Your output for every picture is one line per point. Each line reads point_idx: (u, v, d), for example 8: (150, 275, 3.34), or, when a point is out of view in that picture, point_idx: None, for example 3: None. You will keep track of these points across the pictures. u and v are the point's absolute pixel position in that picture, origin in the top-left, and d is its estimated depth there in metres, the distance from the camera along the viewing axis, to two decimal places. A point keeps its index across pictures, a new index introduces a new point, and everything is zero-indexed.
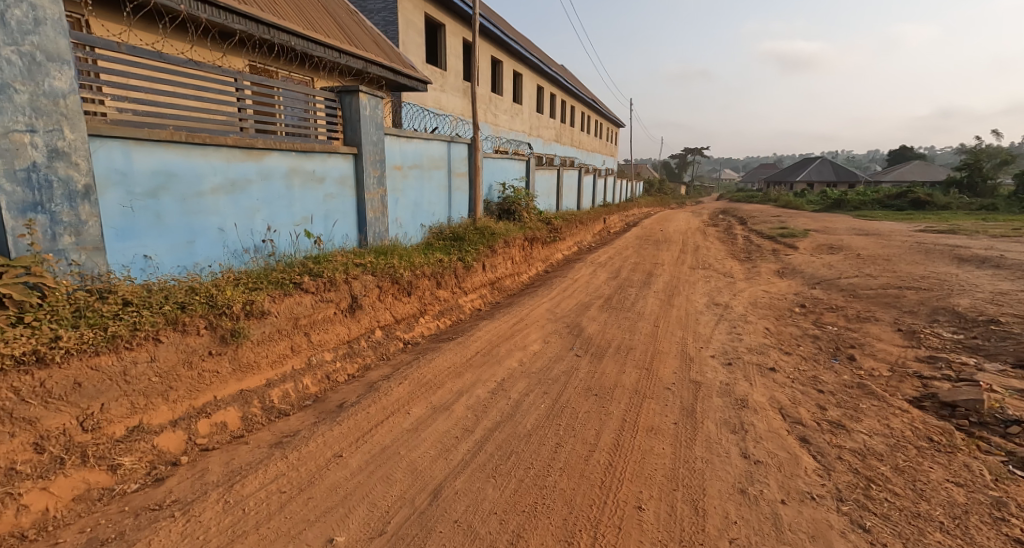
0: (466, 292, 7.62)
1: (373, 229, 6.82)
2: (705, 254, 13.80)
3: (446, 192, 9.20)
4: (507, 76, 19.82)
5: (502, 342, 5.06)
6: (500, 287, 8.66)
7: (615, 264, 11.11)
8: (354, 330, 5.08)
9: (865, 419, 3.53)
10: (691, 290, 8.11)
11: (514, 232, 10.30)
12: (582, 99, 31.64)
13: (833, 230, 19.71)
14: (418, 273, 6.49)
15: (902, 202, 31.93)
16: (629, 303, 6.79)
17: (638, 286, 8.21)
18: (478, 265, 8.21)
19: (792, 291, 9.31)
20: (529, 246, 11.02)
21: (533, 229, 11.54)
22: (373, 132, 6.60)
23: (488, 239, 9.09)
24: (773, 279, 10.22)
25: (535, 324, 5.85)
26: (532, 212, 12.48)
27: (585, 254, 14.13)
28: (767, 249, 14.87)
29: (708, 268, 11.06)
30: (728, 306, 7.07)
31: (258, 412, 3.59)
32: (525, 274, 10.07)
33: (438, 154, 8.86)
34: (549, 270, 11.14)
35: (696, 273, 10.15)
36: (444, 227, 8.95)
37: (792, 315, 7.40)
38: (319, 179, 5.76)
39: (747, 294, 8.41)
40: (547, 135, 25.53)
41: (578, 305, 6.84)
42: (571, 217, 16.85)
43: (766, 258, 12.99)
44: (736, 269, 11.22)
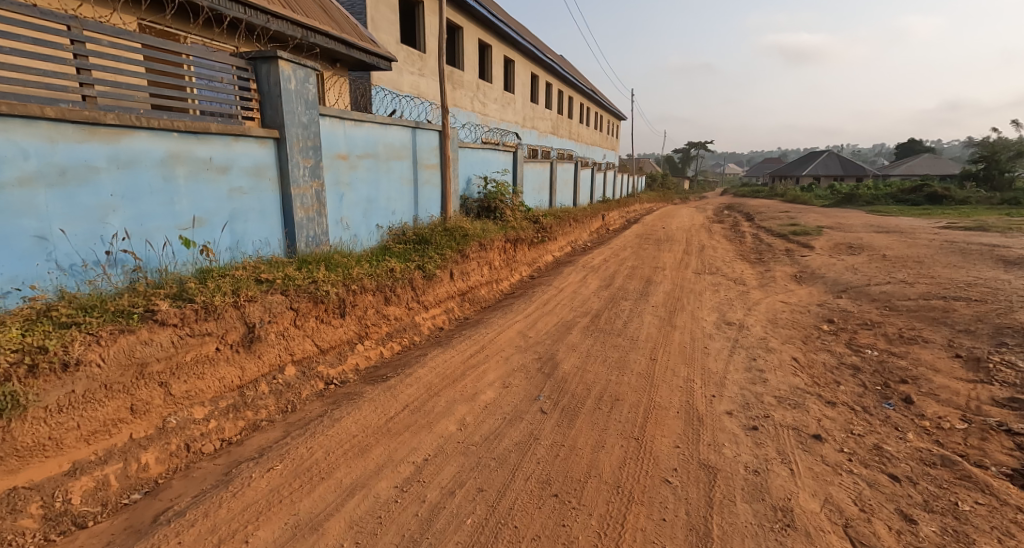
0: (426, 308, 6.39)
1: (305, 233, 5.53)
2: (711, 255, 12.51)
3: (409, 188, 7.93)
4: (496, 63, 18.47)
5: (447, 387, 3.82)
6: (470, 299, 7.42)
7: (611, 269, 9.85)
8: (250, 372, 3.82)
9: (980, 540, 2.24)
10: (696, 303, 6.83)
11: (493, 233, 9.04)
12: (580, 89, 30.28)
13: (848, 227, 18.35)
14: (357, 288, 5.24)
15: (917, 197, 30.47)
16: (620, 324, 5.54)
17: (634, 299, 6.95)
18: (442, 273, 6.96)
19: (814, 302, 8.04)
20: (511, 249, 9.75)
21: (516, 229, 10.28)
22: (301, 111, 5.32)
23: (458, 242, 7.84)
24: (790, 287, 8.95)
25: (499, 356, 4.59)
26: (517, 210, 11.22)
27: (579, 255, 12.88)
28: (780, 249, 13.56)
29: (716, 273, 9.77)
30: (742, 325, 5.81)
31: (30, 527, 2.33)
32: (504, 281, 8.81)
33: (400, 142, 7.57)
34: (534, 276, 9.90)
35: (703, 279, 8.87)
36: (407, 230, 7.67)
37: (820, 335, 6.12)
38: (218, 169, 4.48)
39: (763, 307, 7.13)
40: (542, 128, 24.19)
41: (559, 326, 5.59)
42: (564, 214, 15.58)
43: (779, 260, 11.70)
44: (747, 274, 9.92)
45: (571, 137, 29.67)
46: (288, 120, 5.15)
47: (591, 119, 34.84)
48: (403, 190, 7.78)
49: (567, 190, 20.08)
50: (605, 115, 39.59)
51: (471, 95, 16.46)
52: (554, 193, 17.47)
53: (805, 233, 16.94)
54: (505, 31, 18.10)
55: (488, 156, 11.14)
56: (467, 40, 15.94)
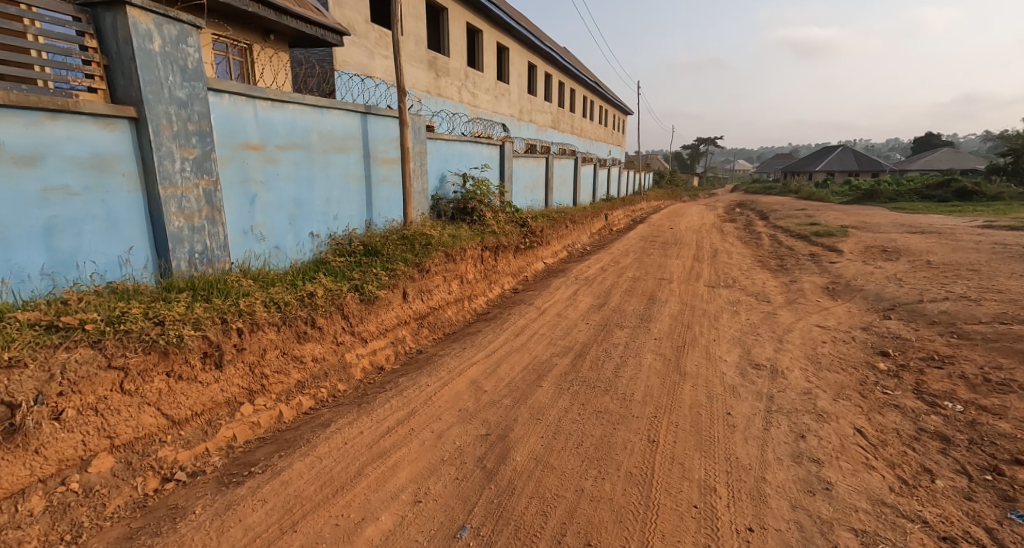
0: (361, 341, 5.01)
1: (186, 248, 4.10)
2: (726, 261, 11.06)
3: (357, 187, 6.56)
4: (488, 51, 17.13)
5: (325, 502, 2.45)
6: (426, 326, 6.05)
7: (609, 281, 8.48)
8: (12, 481, 2.41)
9: None
10: (711, 333, 5.42)
11: (465, 240, 7.66)
12: (582, 81, 28.87)
13: (875, 228, 16.78)
14: (250, 323, 3.81)
15: (944, 193, 28.69)
16: (611, 372, 4.17)
17: (632, 326, 5.55)
18: (389, 294, 5.55)
19: (857, 326, 6.59)
20: (490, 259, 8.35)
21: (496, 234, 8.91)
22: (174, 83, 3.90)
23: (416, 253, 6.45)
24: (823, 306, 7.50)
25: (432, 429, 3.24)
26: (501, 213, 9.86)
27: (573, 262, 11.51)
28: (803, 255, 12.08)
29: (732, 286, 8.35)
30: (775, 370, 4.40)
31: None
32: (478, 299, 7.44)
33: (343, 131, 6.18)
34: (518, 289, 8.56)
35: (718, 295, 7.47)
36: (354, 239, 6.31)
37: (876, 380, 4.69)
38: (17, 159, 3.08)
39: (796, 334, 5.69)
40: (541, 122, 22.80)
41: (529, 373, 4.23)
42: (560, 215, 14.21)
43: (805, 268, 10.26)
44: (769, 287, 8.49)
45: (573, 133, 28.27)
46: (149, 94, 3.72)
47: (594, 114, 33.35)
48: (349, 189, 6.42)
49: (566, 188, 18.64)
50: (610, 110, 38.13)
51: (458, 84, 15.16)
52: (550, 192, 16.06)
53: (829, 234, 15.44)
54: (496, 15, 16.74)
55: (467, 149, 9.75)
56: (453, 23, 14.58)
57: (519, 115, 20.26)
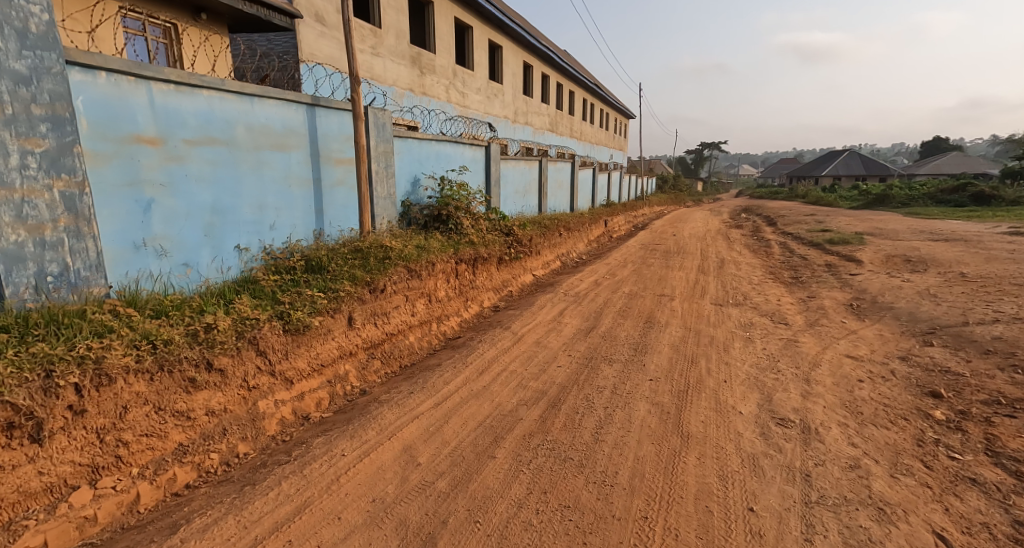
0: (283, 383, 3.99)
1: (32, 270, 3.11)
2: (734, 273, 10.08)
3: (302, 191, 5.60)
4: (479, 48, 16.41)
5: None
6: (375, 360, 5.06)
7: (604, 299, 7.51)
8: None
9: None
10: (719, 370, 4.43)
11: (433, 254, 6.69)
12: (582, 83, 28.04)
13: (892, 235, 15.79)
14: (97, 374, 2.79)
15: (959, 198, 27.61)
16: (590, 433, 3.20)
17: (623, 362, 4.59)
18: (327, 323, 4.55)
19: (894, 356, 5.57)
20: (462, 275, 7.39)
21: (473, 245, 7.96)
22: (7, 51, 2.94)
23: (368, 269, 5.48)
24: (851, 329, 6.49)
25: (323, 539, 2.26)
26: (483, 220, 8.93)
27: (565, 275, 10.58)
28: (818, 266, 11.09)
29: (742, 304, 7.38)
30: (807, 428, 3.40)
31: None
32: (445, 324, 6.47)
33: (282, 125, 5.23)
34: (499, 308, 7.63)
35: (726, 317, 6.48)
36: (295, 253, 5.33)
37: (936, 437, 3.66)
38: None
39: (825, 370, 4.69)
40: (538, 125, 22.00)
41: (484, 434, 3.26)
42: (554, 222, 13.29)
43: (823, 282, 9.27)
44: (784, 305, 7.50)
45: (572, 136, 27.42)
46: None
47: (595, 117, 32.51)
48: (291, 194, 5.46)
49: (563, 193, 17.70)
50: (612, 114, 37.42)
51: (445, 82, 14.42)
52: (544, 197, 15.08)
53: (844, 243, 14.42)
54: (488, 10, 16.05)
55: (445, 150, 8.82)
56: (438, 17, 13.74)
57: (513, 117, 19.48)
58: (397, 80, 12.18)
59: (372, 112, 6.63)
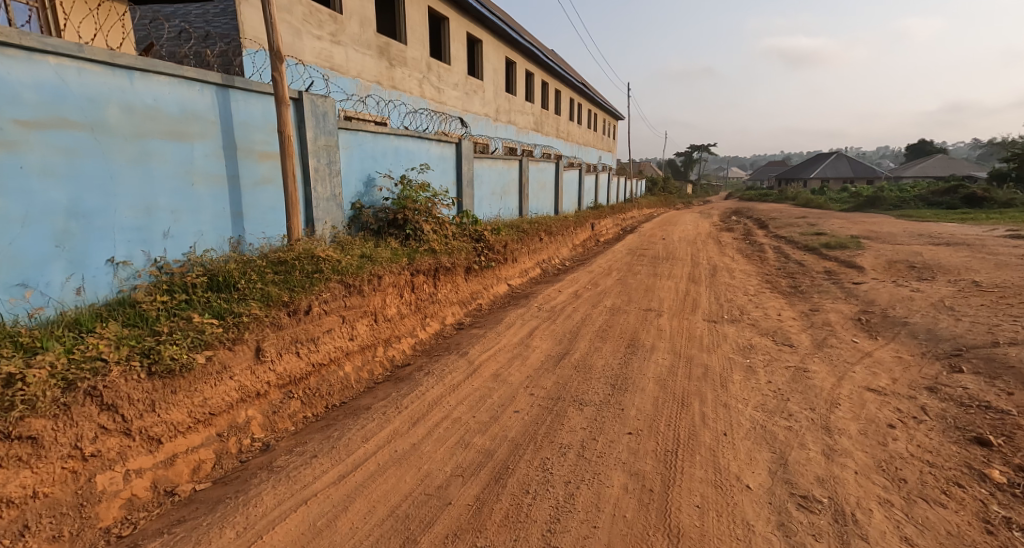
0: (145, 443, 3.00)
1: None
2: (727, 282, 9.26)
3: (210, 190, 4.61)
4: (455, 42, 15.60)
5: None
6: (291, 400, 4.07)
7: (584, 316, 6.62)
8: None
9: None
10: (715, 416, 3.55)
11: (379, 266, 5.72)
12: (569, 82, 27.33)
13: (891, 240, 15.08)
14: None
15: (952, 200, 27.18)
16: (533, 533, 2.33)
17: (597, 404, 3.69)
18: (220, 358, 3.56)
19: (920, 387, 4.70)
20: (417, 289, 6.42)
21: (433, 254, 7.01)
22: None
23: (290, 286, 4.49)
24: (864, 352, 5.63)
25: None
26: (449, 225, 8.04)
27: (544, 284, 9.71)
28: (817, 275, 10.31)
29: (737, 320, 6.55)
30: (844, 516, 2.50)
31: None
32: (392, 349, 5.50)
33: (179, 109, 4.26)
34: (463, 326, 6.72)
35: (721, 338, 5.62)
36: (197, 266, 4.33)
37: (1006, 513, 2.65)
38: None
39: (845, 411, 3.80)
40: (521, 124, 21.21)
41: (392, 533, 2.36)
42: (535, 226, 12.43)
43: (824, 293, 8.47)
44: (785, 321, 6.67)
45: (559, 137, 26.67)
46: None
47: (583, 117, 31.76)
48: (195, 194, 4.47)
49: (546, 195, 16.80)
50: (601, 114, 36.79)
51: (418, 76, 13.56)
52: (524, 199, 14.17)
53: (841, 248, 13.68)
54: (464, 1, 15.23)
55: (404, 146, 7.89)
56: (409, 7, 12.89)
57: (494, 115, 18.70)
58: (363, 73, 11.26)
59: (308, 98, 5.68)
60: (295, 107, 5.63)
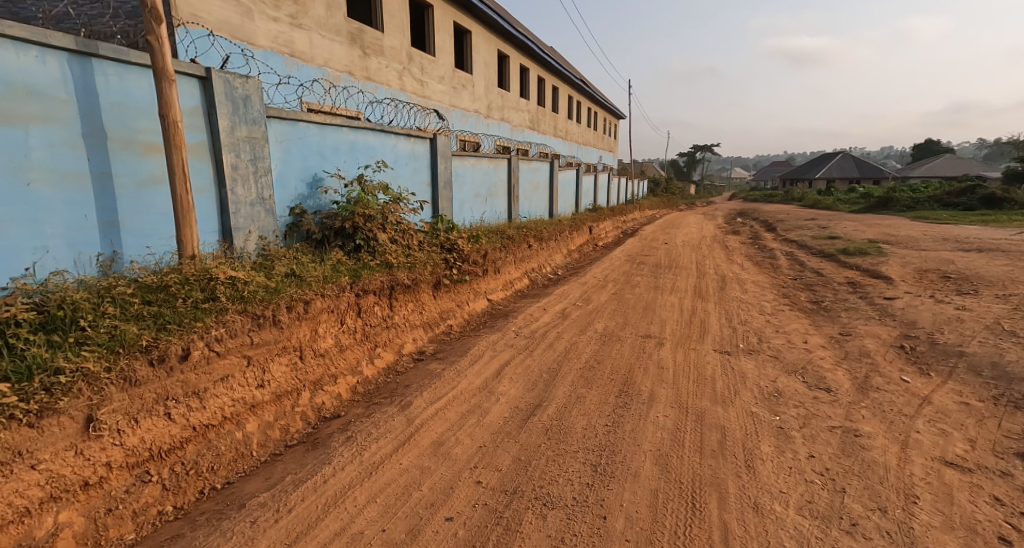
0: None
1: None
2: (739, 297, 8.12)
3: (59, 192, 3.45)
4: (440, 31, 14.53)
5: None
6: (144, 487, 2.90)
7: (569, 345, 5.50)
8: None
9: None
10: (741, 538, 2.40)
11: (308, 289, 4.56)
12: (567, 79, 26.26)
13: (914, 245, 13.95)
14: None
15: (969, 200, 25.90)
16: None
17: (569, 509, 2.56)
18: (9, 443, 2.44)
19: (1010, 454, 3.53)
20: (359, 315, 5.25)
21: (387, 269, 5.87)
22: None
23: (165, 322, 3.35)
24: (919, 398, 4.46)
25: None
26: (416, 235, 6.93)
27: (531, 299, 8.62)
28: (840, 289, 9.18)
29: (754, 351, 5.43)
30: None
31: None
32: (322, 394, 4.33)
33: (4, 81, 3.11)
34: (424, 357, 5.62)
35: (737, 380, 4.48)
36: (29, 297, 3.15)
37: None
38: None
39: (930, 513, 2.63)
40: (514, 121, 20.14)
41: None
42: (525, 232, 11.33)
43: (852, 313, 7.34)
44: (813, 351, 5.54)
45: (557, 136, 25.58)
46: None
47: (582, 115, 30.66)
48: (35, 198, 3.33)
49: (540, 198, 15.68)
50: (602, 114, 35.71)
51: (396, 67, 12.52)
52: (514, 202, 13.05)
53: (862, 255, 12.52)
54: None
55: (357, 140, 6.78)
56: None
57: (484, 112, 17.63)
58: (330, 61, 10.17)
59: (219, 77, 4.54)
60: (202, 89, 4.49)
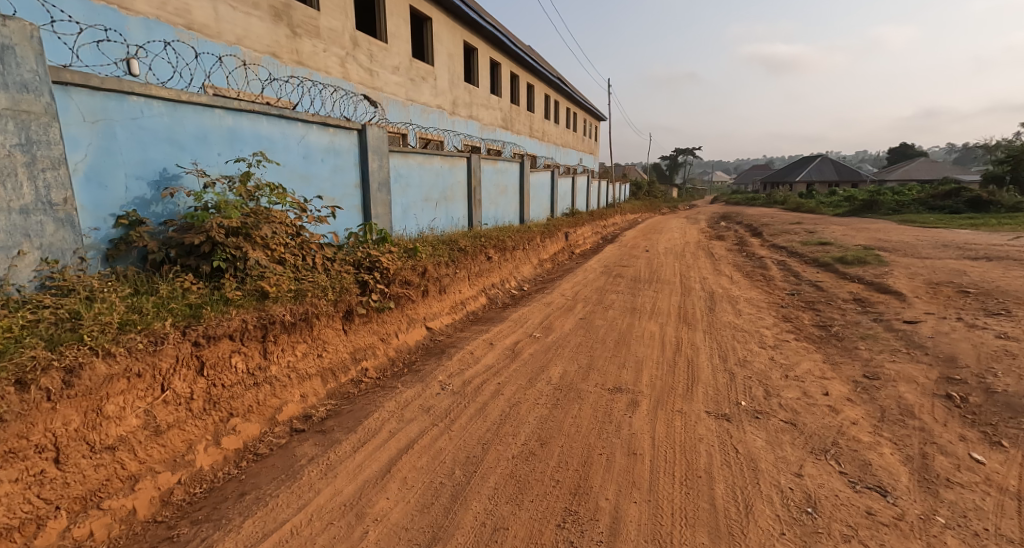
0: None
1: None
2: (732, 324, 6.70)
3: None
4: (393, 15, 12.93)
5: None
6: None
7: (509, 408, 3.98)
8: None
9: None
10: None
11: (79, 345, 2.97)
12: (543, 76, 24.85)
13: (914, 252, 12.79)
14: None
15: (955, 203, 25.13)
16: None
17: None
18: None
19: None
20: (197, 376, 3.62)
21: (256, 303, 4.26)
22: None
23: None
24: (1012, 497, 3.00)
25: None
26: (318, 251, 5.36)
27: (482, 326, 7.09)
28: (848, 309, 7.80)
29: (762, 414, 3.97)
30: None
31: None
32: (94, 519, 2.76)
33: None
34: (308, 427, 4.05)
35: (745, 478, 3.00)
36: None
37: None
38: None
39: None
40: (483, 119, 18.64)
41: None
42: (485, 242, 9.79)
43: (871, 345, 5.94)
44: (840, 412, 4.08)
45: (533, 136, 24.14)
46: None
47: (561, 115, 29.36)
48: None
49: (509, 202, 14.18)
50: (581, 115, 34.43)
51: (335, 53, 10.94)
52: (475, 207, 11.53)
53: (862, 265, 11.24)
54: None
55: (234, 126, 5.18)
56: None
57: (448, 108, 16.07)
58: (246, 39, 8.70)
59: None
60: None
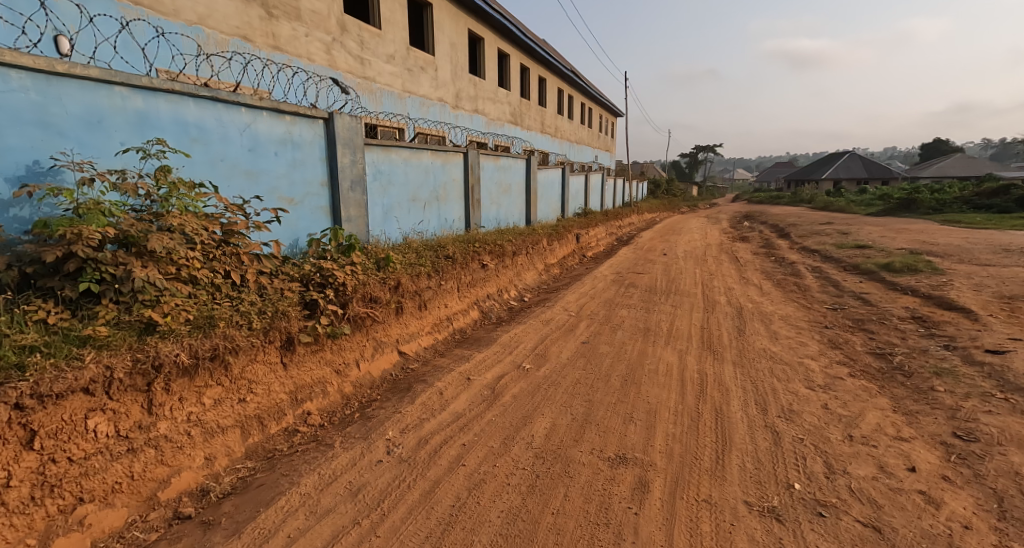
0: None
1: None
2: (768, 352, 5.46)
3: None
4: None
5: None
6: None
7: (465, 497, 2.85)
8: None
9: None
10: None
11: None
12: (556, 68, 23.59)
13: (973, 258, 11.20)
14: None
15: (1004, 202, 23.07)
16: None
17: None
18: None
19: None
20: (23, 451, 2.60)
21: (136, 340, 3.20)
22: None
23: None
24: None
25: None
26: (249, 266, 4.28)
27: (465, 351, 5.94)
28: (909, 331, 6.44)
29: (828, 511, 2.76)
30: None
31: None
32: None
33: None
34: (195, 513, 2.97)
35: None
36: None
37: None
38: None
39: None
40: (489, 113, 17.50)
41: None
42: (480, 247, 8.65)
43: (955, 387, 4.62)
44: (939, 506, 2.85)
45: (544, 132, 22.91)
46: None
47: (575, 111, 28.06)
48: None
49: (513, 201, 13.01)
50: (597, 110, 33.03)
51: (319, 38, 9.92)
52: (473, 207, 10.40)
53: (914, 274, 9.77)
54: None
55: (143, 110, 4.15)
56: None
57: (450, 101, 14.97)
58: (210, 19, 7.72)
59: None
60: None
